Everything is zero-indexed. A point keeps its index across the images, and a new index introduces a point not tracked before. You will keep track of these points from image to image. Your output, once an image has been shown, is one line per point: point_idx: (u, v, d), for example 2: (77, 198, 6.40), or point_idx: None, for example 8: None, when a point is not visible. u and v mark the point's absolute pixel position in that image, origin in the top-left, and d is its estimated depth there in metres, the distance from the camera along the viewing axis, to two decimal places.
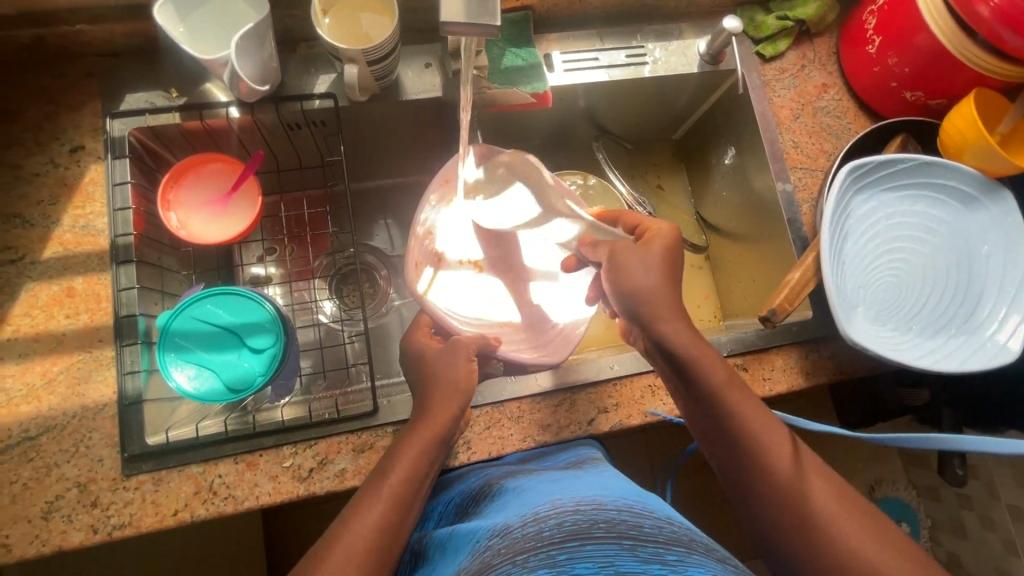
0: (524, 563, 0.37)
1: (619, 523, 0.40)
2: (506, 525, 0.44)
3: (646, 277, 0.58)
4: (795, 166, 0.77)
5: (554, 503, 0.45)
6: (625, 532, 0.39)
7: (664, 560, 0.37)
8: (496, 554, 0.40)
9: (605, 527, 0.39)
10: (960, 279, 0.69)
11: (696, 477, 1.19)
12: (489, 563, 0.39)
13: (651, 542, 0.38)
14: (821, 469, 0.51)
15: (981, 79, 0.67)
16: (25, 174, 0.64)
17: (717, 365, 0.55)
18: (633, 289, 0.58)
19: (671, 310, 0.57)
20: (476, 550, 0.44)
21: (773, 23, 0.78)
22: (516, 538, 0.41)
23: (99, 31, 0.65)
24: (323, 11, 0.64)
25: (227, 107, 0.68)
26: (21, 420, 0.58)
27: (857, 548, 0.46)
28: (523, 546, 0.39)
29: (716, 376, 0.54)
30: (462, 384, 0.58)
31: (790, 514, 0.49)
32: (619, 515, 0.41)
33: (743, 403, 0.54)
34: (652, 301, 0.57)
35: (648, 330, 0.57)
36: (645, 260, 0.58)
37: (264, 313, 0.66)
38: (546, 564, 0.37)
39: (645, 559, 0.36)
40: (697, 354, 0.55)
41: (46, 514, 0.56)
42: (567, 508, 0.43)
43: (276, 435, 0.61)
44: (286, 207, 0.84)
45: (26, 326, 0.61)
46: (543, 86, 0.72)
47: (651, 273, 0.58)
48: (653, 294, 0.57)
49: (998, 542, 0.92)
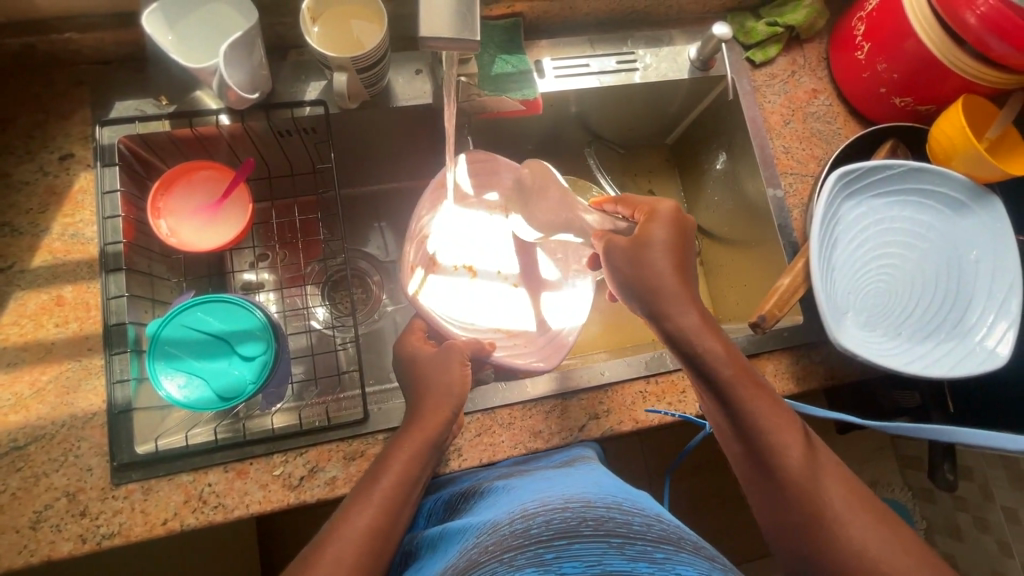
0: (511, 561, 0.37)
1: (608, 520, 0.40)
2: (494, 522, 0.44)
3: (651, 273, 0.57)
4: (785, 172, 0.77)
5: (542, 500, 0.44)
6: (613, 529, 0.39)
7: (652, 558, 0.36)
8: (483, 552, 0.40)
9: (593, 525, 0.39)
10: (950, 285, 0.69)
11: (691, 480, 1.19)
12: (476, 561, 0.39)
13: (640, 539, 0.38)
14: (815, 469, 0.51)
15: (968, 85, 0.68)
16: (14, 183, 0.64)
17: (725, 357, 0.54)
18: (643, 286, 0.57)
19: (673, 312, 0.56)
20: (465, 548, 0.44)
21: (763, 29, 0.78)
22: (505, 535, 0.41)
23: (89, 39, 0.65)
24: (313, 19, 0.64)
25: (217, 115, 0.68)
26: (9, 430, 0.58)
27: (857, 554, 0.46)
28: (510, 543, 0.39)
29: (725, 366, 0.54)
30: (457, 389, 0.58)
31: (799, 508, 0.49)
32: (608, 512, 0.41)
33: (754, 391, 0.53)
34: (659, 300, 0.56)
35: (660, 326, 0.57)
36: (645, 261, 0.57)
37: (254, 320, 0.66)
38: (532, 562, 0.36)
39: (633, 557, 0.36)
40: (699, 340, 0.55)
41: (35, 524, 0.56)
42: (555, 504, 0.43)
43: (266, 443, 0.61)
44: (277, 213, 0.84)
45: (15, 335, 0.60)
46: (533, 93, 0.73)
47: (653, 276, 0.57)
48: (662, 296, 0.56)
49: (993, 543, 0.92)
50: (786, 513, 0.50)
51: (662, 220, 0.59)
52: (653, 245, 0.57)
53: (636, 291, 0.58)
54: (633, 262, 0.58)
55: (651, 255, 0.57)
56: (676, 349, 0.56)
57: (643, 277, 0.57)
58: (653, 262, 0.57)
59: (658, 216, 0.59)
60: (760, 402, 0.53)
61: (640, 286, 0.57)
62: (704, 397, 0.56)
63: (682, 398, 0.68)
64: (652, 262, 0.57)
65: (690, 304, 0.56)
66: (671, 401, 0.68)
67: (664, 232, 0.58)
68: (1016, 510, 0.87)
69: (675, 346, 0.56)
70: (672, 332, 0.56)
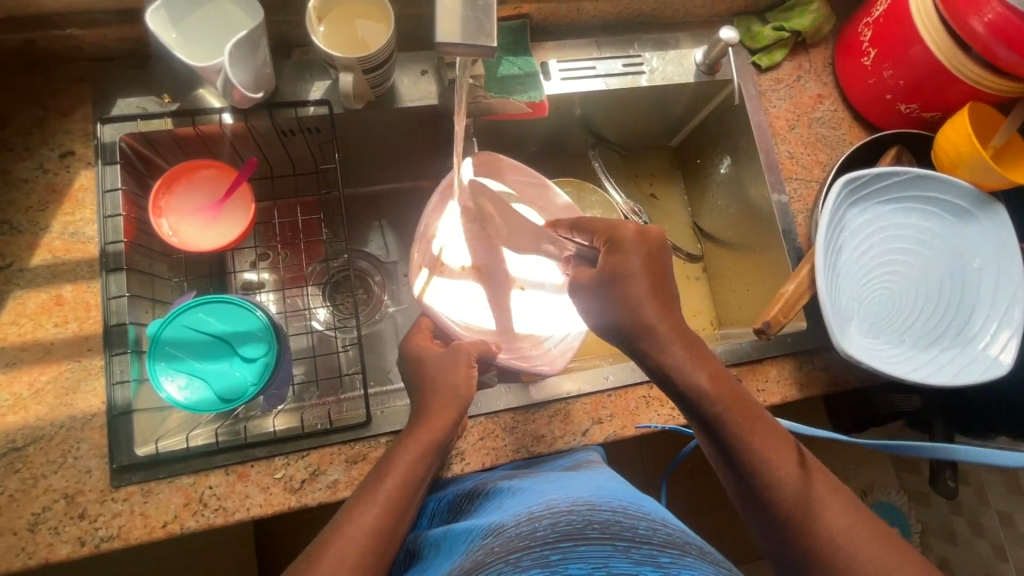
0: (517, 562, 0.37)
1: (614, 523, 0.40)
2: (500, 525, 0.44)
3: (636, 307, 0.54)
4: (790, 176, 0.77)
5: (549, 503, 0.44)
6: (619, 533, 0.39)
7: (657, 561, 0.36)
8: (489, 554, 0.40)
9: (598, 528, 0.39)
10: (953, 292, 0.69)
11: (689, 482, 1.19)
12: (481, 562, 0.39)
13: (646, 543, 0.38)
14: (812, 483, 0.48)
15: (975, 92, 0.67)
16: (14, 181, 0.64)
17: (715, 391, 0.52)
18: (630, 321, 0.54)
19: (661, 345, 0.53)
20: (469, 549, 0.43)
21: (770, 34, 0.78)
22: (510, 537, 0.40)
23: (91, 35, 0.64)
24: (318, 18, 0.63)
25: (220, 113, 0.67)
26: (7, 431, 0.57)
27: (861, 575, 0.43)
28: (516, 545, 0.39)
29: (717, 403, 0.51)
30: (462, 392, 0.58)
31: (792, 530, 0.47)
32: (614, 516, 0.41)
33: (750, 421, 0.51)
34: (648, 338, 0.54)
35: (648, 361, 0.55)
36: (628, 294, 0.55)
37: (256, 321, 0.65)
38: (538, 564, 0.36)
39: (638, 560, 0.36)
40: (687, 372, 0.53)
41: (33, 526, 0.55)
42: (562, 507, 0.42)
43: (267, 446, 0.61)
44: (280, 212, 0.83)
45: (14, 335, 0.60)
46: (540, 95, 0.72)
47: (634, 307, 0.54)
48: (649, 332, 0.54)
49: (988, 547, 0.92)
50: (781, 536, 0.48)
51: (636, 234, 0.57)
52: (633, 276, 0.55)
53: (620, 324, 0.55)
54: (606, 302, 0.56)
55: (634, 287, 0.54)
56: (666, 380, 0.54)
57: (630, 304, 0.54)
58: (636, 294, 0.54)
59: (623, 245, 0.56)
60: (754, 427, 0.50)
61: (628, 317, 0.54)
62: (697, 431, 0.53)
63: None
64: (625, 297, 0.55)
65: (676, 334, 0.54)
66: (674, 406, 0.68)
67: (637, 260, 0.55)
68: (1011, 514, 0.88)
69: (667, 379, 0.54)
70: (665, 365, 0.54)
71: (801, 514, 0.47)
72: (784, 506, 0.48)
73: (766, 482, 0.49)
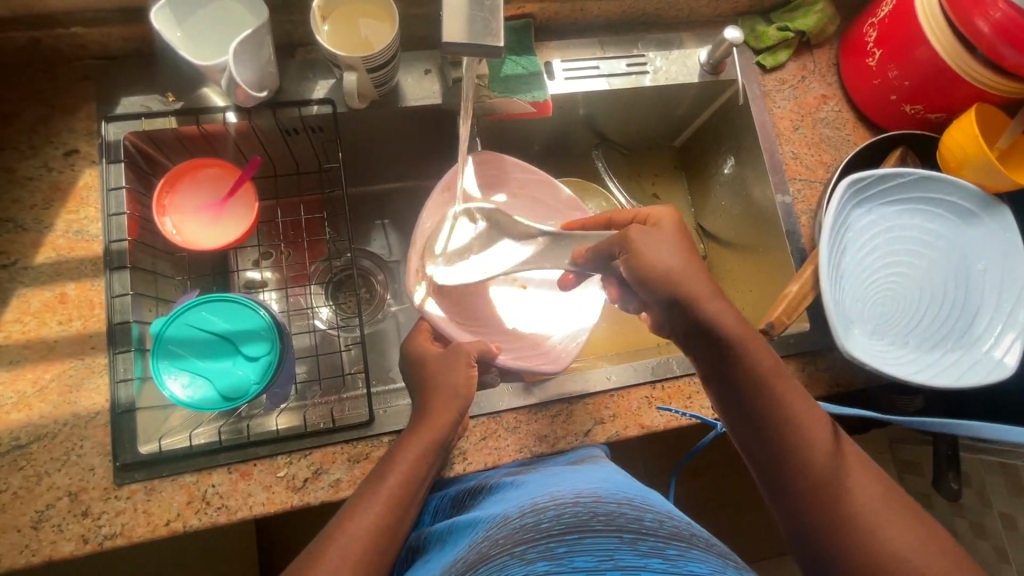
0: (522, 555, 0.37)
1: (619, 515, 0.40)
2: (503, 516, 0.44)
3: (669, 259, 0.56)
4: (794, 177, 0.77)
5: (553, 495, 0.44)
6: (625, 525, 0.38)
7: (663, 554, 0.36)
8: (494, 546, 0.40)
9: (604, 520, 0.39)
10: (958, 294, 0.69)
11: (690, 482, 1.19)
12: (485, 555, 0.39)
13: (651, 535, 0.38)
14: (833, 466, 0.51)
15: (981, 93, 0.67)
16: (18, 178, 0.64)
17: (766, 350, 0.55)
18: (665, 273, 0.55)
19: (701, 296, 0.55)
20: (473, 542, 0.43)
21: (774, 34, 0.78)
22: (515, 529, 0.40)
23: (95, 33, 0.64)
24: (323, 17, 0.63)
25: (224, 112, 0.67)
26: (11, 428, 0.57)
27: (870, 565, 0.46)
28: (521, 537, 0.39)
29: (765, 360, 0.54)
30: (464, 391, 0.58)
31: (817, 517, 0.50)
32: (619, 508, 0.41)
33: (787, 389, 0.54)
34: (686, 285, 0.55)
35: (687, 315, 0.55)
36: (662, 246, 0.57)
37: (259, 319, 0.65)
38: (544, 556, 0.36)
39: (644, 553, 0.36)
40: (732, 328, 0.54)
41: (36, 524, 0.55)
42: (566, 499, 0.42)
43: (270, 445, 0.61)
44: (283, 211, 0.83)
45: (18, 332, 0.60)
46: (543, 95, 0.72)
47: (673, 260, 0.56)
48: (684, 280, 0.55)
49: (990, 549, 0.91)
50: (804, 523, 0.50)
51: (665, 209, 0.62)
52: (663, 232, 0.58)
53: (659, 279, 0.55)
54: (641, 249, 0.56)
55: (666, 235, 0.57)
56: (710, 342, 0.55)
57: (669, 254, 0.56)
58: (671, 246, 0.57)
59: (657, 211, 0.60)
60: (789, 398, 0.54)
61: (662, 269, 0.55)
62: (734, 399, 0.55)
63: (688, 404, 0.68)
64: (662, 248, 0.56)
65: (716, 296, 0.55)
66: (677, 406, 0.68)
67: (671, 222, 0.59)
68: (1014, 517, 0.87)
69: (707, 335, 0.55)
70: (703, 320, 0.55)
71: (826, 497, 0.50)
72: (812, 485, 0.51)
73: (793, 460, 0.52)
